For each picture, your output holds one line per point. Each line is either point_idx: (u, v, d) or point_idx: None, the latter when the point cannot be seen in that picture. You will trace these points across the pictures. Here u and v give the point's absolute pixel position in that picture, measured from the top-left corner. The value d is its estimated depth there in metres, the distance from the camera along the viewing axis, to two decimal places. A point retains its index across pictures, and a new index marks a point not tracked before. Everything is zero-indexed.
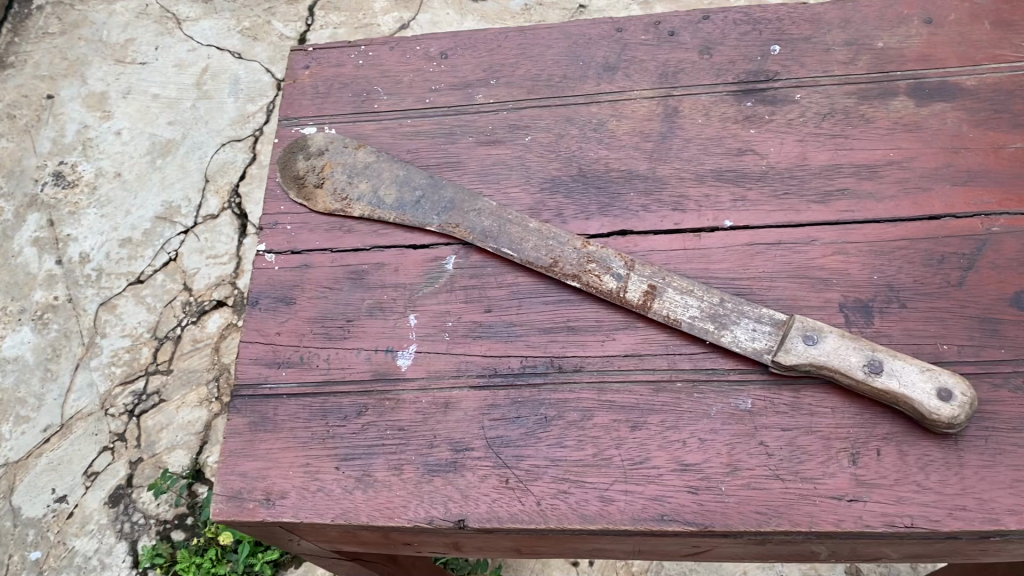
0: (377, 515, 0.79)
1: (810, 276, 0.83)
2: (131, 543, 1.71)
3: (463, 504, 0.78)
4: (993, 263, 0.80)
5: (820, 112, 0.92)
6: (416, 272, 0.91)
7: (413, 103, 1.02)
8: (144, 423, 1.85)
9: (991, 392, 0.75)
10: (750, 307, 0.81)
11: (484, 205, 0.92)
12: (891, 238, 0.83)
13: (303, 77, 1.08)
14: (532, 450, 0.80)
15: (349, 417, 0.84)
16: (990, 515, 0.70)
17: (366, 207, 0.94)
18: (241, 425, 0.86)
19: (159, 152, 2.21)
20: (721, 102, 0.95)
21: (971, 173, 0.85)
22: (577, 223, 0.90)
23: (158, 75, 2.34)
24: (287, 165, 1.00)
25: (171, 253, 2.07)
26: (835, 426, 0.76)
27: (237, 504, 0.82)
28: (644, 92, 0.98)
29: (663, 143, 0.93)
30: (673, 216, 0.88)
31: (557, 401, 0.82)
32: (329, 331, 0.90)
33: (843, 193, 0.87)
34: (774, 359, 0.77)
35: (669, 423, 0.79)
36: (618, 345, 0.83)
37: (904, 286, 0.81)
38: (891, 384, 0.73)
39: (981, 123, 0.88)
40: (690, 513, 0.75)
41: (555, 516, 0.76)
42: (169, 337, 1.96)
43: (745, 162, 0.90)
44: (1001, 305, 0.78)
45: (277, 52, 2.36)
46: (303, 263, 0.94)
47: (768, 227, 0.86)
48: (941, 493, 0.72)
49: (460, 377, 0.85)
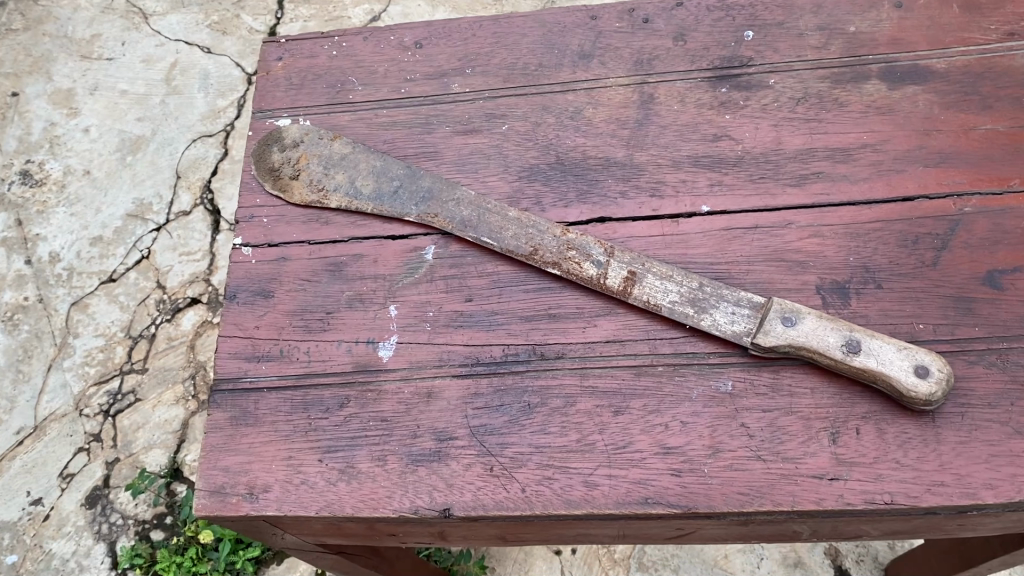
0: (362, 506, 0.79)
1: (788, 259, 0.84)
2: (110, 544, 1.69)
3: (448, 493, 0.79)
4: (966, 242, 0.82)
5: (794, 96, 0.93)
6: (395, 263, 0.91)
7: (388, 93, 1.02)
8: (120, 423, 1.83)
9: (966, 369, 0.76)
10: (729, 291, 0.81)
11: (462, 194, 0.92)
12: (866, 220, 0.84)
13: (277, 69, 1.07)
14: (516, 438, 0.80)
15: (331, 409, 0.84)
16: (967, 490, 0.72)
17: (343, 198, 0.93)
18: (222, 420, 0.85)
19: (129, 149, 2.19)
20: (697, 88, 0.96)
21: (943, 154, 0.86)
22: (556, 210, 0.90)
23: (126, 71, 2.31)
24: (262, 157, 0.99)
25: (143, 251, 2.04)
26: (815, 406, 0.77)
27: (219, 500, 0.81)
28: (619, 79, 0.98)
29: (639, 130, 0.94)
30: (651, 202, 0.89)
31: (539, 388, 0.82)
32: (309, 324, 0.89)
33: (818, 176, 0.87)
34: (754, 342, 0.78)
35: (651, 407, 0.80)
36: (599, 331, 0.84)
37: (880, 267, 0.82)
38: (868, 364, 0.74)
39: (952, 105, 0.89)
40: (673, 496, 0.75)
41: (540, 502, 0.77)
42: (143, 336, 1.94)
43: (721, 147, 0.91)
44: (974, 283, 0.80)
45: (246, 46, 2.34)
46: (280, 255, 0.94)
47: (745, 211, 0.87)
48: (919, 470, 0.73)
49: (443, 367, 0.85)
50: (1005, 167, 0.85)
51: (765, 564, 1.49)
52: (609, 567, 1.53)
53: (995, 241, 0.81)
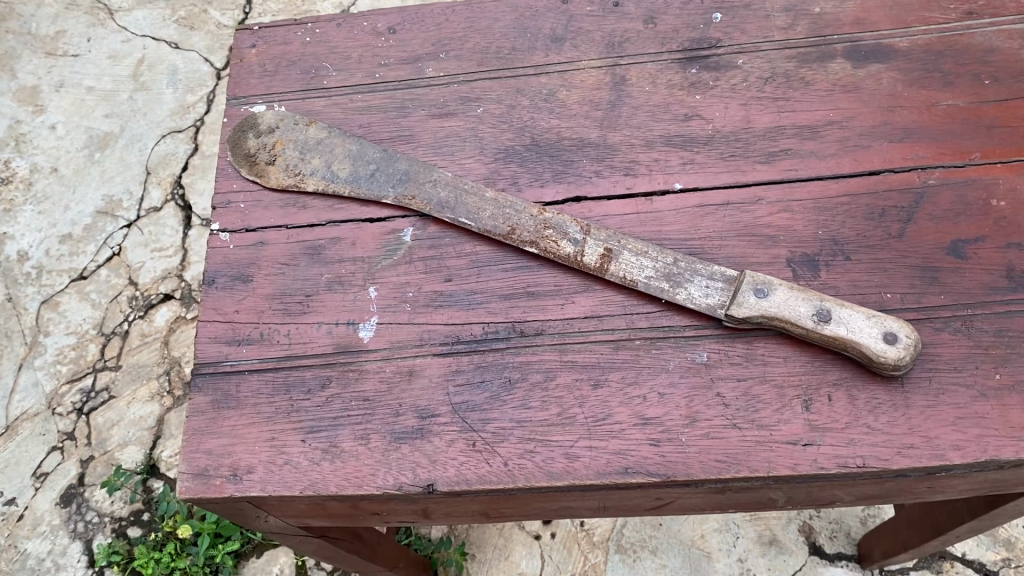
0: (346, 484, 0.80)
1: (759, 234, 0.86)
2: (87, 542, 1.68)
3: (432, 469, 0.80)
4: (930, 214, 0.84)
5: (762, 76, 0.95)
6: (374, 245, 0.92)
7: (363, 78, 1.02)
8: (94, 421, 1.82)
9: (932, 336, 0.78)
10: (703, 265, 0.83)
11: (439, 176, 0.93)
12: (834, 194, 0.87)
13: (250, 56, 1.07)
14: (498, 413, 0.81)
15: (313, 390, 0.85)
16: (936, 452, 0.74)
17: (320, 182, 0.94)
18: (203, 403, 0.86)
19: (97, 146, 2.17)
20: (667, 69, 0.97)
21: (907, 129, 0.89)
22: (532, 190, 0.91)
23: (92, 67, 2.29)
24: (237, 144, 0.99)
25: (114, 248, 2.03)
26: (788, 374, 0.79)
27: (203, 482, 0.82)
28: (592, 61, 0.99)
29: (612, 111, 0.95)
30: (625, 180, 0.91)
31: (519, 364, 0.84)
32: (288, 307, 0.90)
33: (787, 152, 0.90)
34: (728, 314, 0.80)
35: (629, 380, 0.81)
36: (578, 308, 0.85)
37: (848, 239, 0.84)
38: (839, 331, 0.77)
39: (915, 82, 0.92)
40: (652, 465, 0.77)
41: (523, 475, 0.78)
42: (116, 333, 1.92)
43: (692, 127, 0.93)
44: (939, 253, 0.82)
45: (215, 41, 2.33)
46: (258, 240, 0.94)
47: (717, 188, 0.89)
48: (889, 434, 0.76)
49: (423, 346, 0.86)
50: (966, 141, 0.87)
51: (740, 542, 1.52)
52: (588, 550, 1.55)
53: (958, 212, 0.84)
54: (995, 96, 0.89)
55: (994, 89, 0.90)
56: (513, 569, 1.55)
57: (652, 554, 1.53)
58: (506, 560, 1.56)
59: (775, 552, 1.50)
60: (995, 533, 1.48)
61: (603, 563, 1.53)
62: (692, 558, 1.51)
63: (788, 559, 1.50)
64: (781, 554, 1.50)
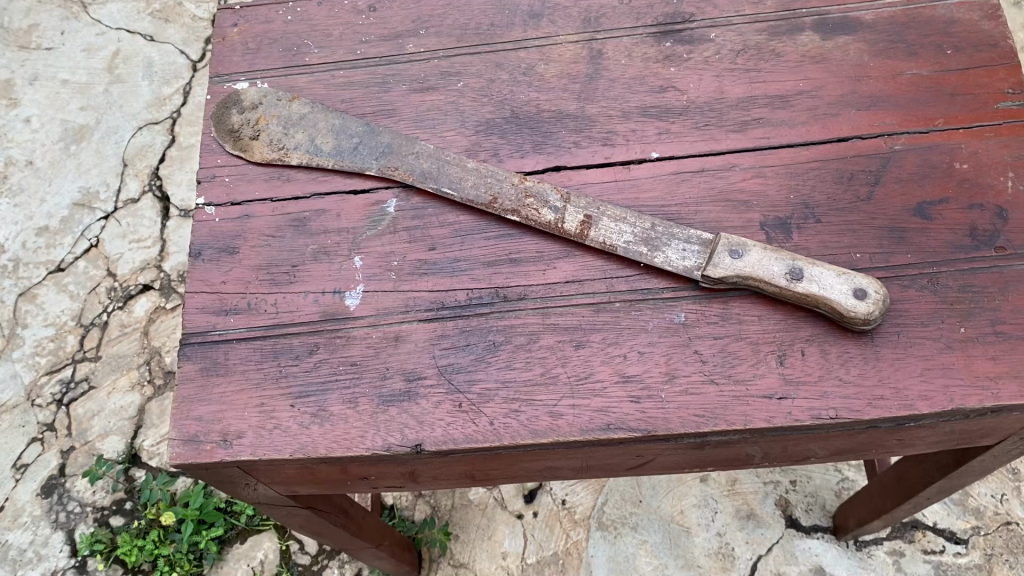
0: (335, 446, 0.81)
1: (733, 199, 0.88)
2: (69, 532, 1.67)
3: (419, 430, 0.81)
4: (896, 178, 0.87)
5: (734, 48, 0.98)
6: (358, 216, 0.94)
7: (344, 55, 1.04)
8: (74, 412, 1.81)
9: (900, 293, 0.81)
10: (680, 229, 0.86)
11: (421, 148, 0.95)
12: (805, 160, 0.90)
13: (232, 34, 1.09)
14: (483, 374, 0.84)
15: (300, 356, 0.86)
16: (905, 402, 0.77)
17: (303, 156, 0.96)
18: (192, 371, 0.87)
19: (72, 138, 2.16)
20: (643, 43, 1.00)
21: (874, 98, 0.92)
22: (513, 161, 0.94)
23: (66, 59, 2.28)
24: (221, 120, 1.01)
25: (92, 239, 2.02)
26: (763, 332, 0.82)
27: (193, 448, 0.83)
28: (569, 36, 1.02)
29: (590, 83, 0.98)
30: (603, 150, 0.93)
31: (503, 327, 0.86)
32: (275, 277, 0.91)
33: (759, 121, 0.93)
34: (704, 274, 0.83)
35: (610, 340, 0.84)
36: (559, 273, 0.88)
37: (819, 203, 0.87)
38: (811, 289, 0.80)
39: (881, 53, 0.95)
40: (634, 421, 0.79)
41: (508, 433, 0.80)
42: (95, 324, 1.92)
43: (667, 98, 0.96)
44: (905, 215, 0.85)
45: (190, 34, 2.33)
46: (243, 213, 0.95)
47: (692, 156, 0.92)
48: (861, 386, 0.78)
49: (409, 312, 0.88)
50: (930, 107, 0.91)
51: (718, 517, 1.55)
52: (570, 527, 1.57)
53: (924, 176, 0.87)
54: (956, 65, 0.93)
55: (956, 59, 0.93)
56: (496, 548, 1.57)
57: (633, 530, 1.55)
58: (490, 540, 1.58)
59: (752, 526, 1.53)
60: (964, 503, 1.52)
61: (585, 540, 1.55)
62: (672, 534, 1.53)
63: (765, 532, 1.52)
64: (759, 528, 1.53)
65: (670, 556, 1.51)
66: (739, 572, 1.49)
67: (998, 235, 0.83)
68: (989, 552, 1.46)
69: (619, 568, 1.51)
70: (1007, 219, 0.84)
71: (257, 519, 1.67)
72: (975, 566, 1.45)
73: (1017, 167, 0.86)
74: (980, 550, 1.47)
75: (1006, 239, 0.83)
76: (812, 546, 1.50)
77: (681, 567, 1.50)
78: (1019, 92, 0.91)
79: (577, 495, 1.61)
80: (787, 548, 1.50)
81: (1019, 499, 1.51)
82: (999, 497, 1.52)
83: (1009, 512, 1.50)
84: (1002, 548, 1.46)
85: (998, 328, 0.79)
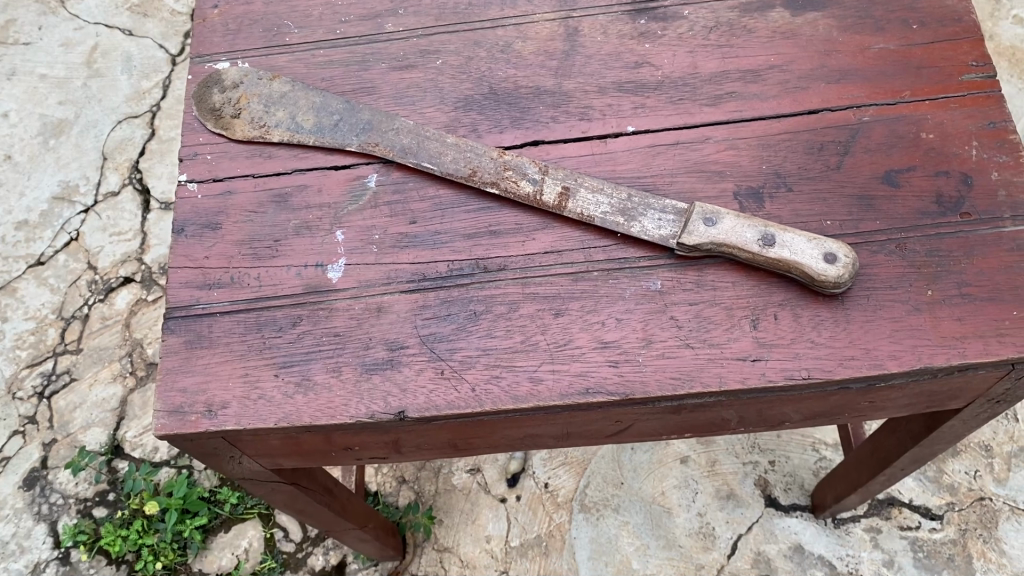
0: (319, 414, 0.82)
1: (706, 170, 0.91)
2: (51, 524, 1.67)
3: (402, 397, 0.82)
4: (865, 148, 0.90)
5: (707, 25, 1.01)
6: (340, 191, 0.95)
7: (324, 34, 1.06)
8: (56, 404, 1.81)
9: (870, 258, 0.84)
10: (655, 200, 0.88)
11: (401, 124, 0.96)
12: (776, 132, 0.92)
13: (213, 15, 1.10)
14: (464, 342, 0.85)
15: (284, 328, 0.87)
16: (875, 362, 0.79)
17: (284, 133, 0.97)
18: (175, 344, 0.88)
19: (51, 132, 2.16)
20: (618, 21, 1.03)
21: (842, 72, 0.95)
22: (492, 136, 0.96)
23: (45, 54, 2.27)
24: (202, 99, 1.02)
25: (72, 233, 2.02)
26: (737, 297, 0.84)
27: (178, 419, 0.83)
28: (546, 14, 1.04)
29: (566, 60, 1.00)
30: (580, 124, 0.95)
31: (484, 297, 0.87)
32: (258, 252, 0.92)
33: (731, 95, 0.95)
34: (679, 242, 0.85)
35: (588, 308, 0.85)
36: (538, 244, 0.89)
37: (790, 173, 0.90)
38: (783, 254, 0.82)
39: (849, 28, 0.98)
40: (612, 385, 0.81)
41: (489, 399, 0.81)
42: (76, 317, 1.91)
43: (641, 74, 0.98)
44: (874, 183, 0.88)
45: (169, 28, 2.33)
46: (226, 190, 0.97)
47: (666, 129, 0.94)
48: (832, 347, 0.80)
49: (391, 284, 0.89)
50: (897, 80, 0.93)
51: (699, 497, 1.56)
52: (553, 510, 1.59)
53: (892, 146, 0.90)
54: (921, 39, 0.96)
55: (922, 33, 0.96)
56: (480, 531, 1.58)
57: (615, 511, 1.56)
58: (473, 524, 1.59)
59: (732, 506, 1.55)
60: (939, 480, 1.54)
61: (567, 523, 1.56)
62: (653, 514, 1.55)
63: (745, 512, 1.54)
64: (738, 508, 1.55)
65: (652, 536, 1.53)
66: (719, 551, 1.51)
67: (963, 201, 0.85)
68: (963, 527, 1.49)
69: (601, 549, 1.52)
70: (971, 185, 0.86)
71: (241, 507, 1.67)
72: (950, 541, 1.48)
73: (980, 136, 0.89)
74: (954, 526, 1.49)
75: (971, 204, 0.85)
76: (790, 524, 1.53)
77: (662, 547, 1.52)
78: (981, 64, 0.94)
79: (560, 478, 1.62)
80: (766, 526, 1.53)
81: (991, 475, 1.54)
82: (973, 474, 1.54)
83: (982, 488, 1.53)
84: (976, 523, 1.49)
85: (964, 289, 0.81)
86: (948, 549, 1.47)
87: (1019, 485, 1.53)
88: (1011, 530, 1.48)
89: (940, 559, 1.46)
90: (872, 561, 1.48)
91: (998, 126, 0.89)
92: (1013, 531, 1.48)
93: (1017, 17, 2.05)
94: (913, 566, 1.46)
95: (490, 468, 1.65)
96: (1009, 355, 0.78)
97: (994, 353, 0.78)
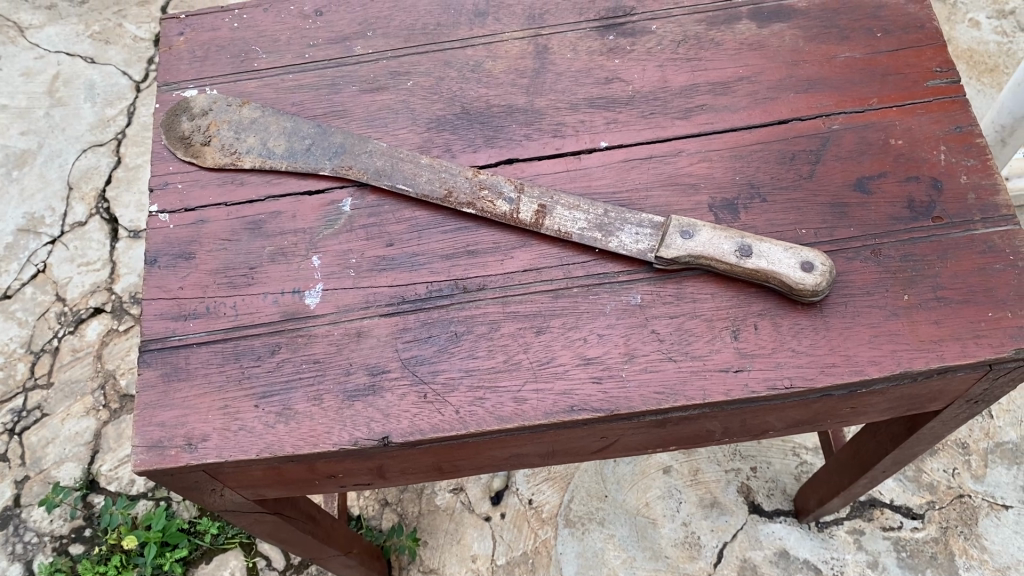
0: (302, 444, 0.81)
1: (680, 183, 0.91)
2: (27, 563, 1.63)
3: (385, 423, 0.81)
4: (835, 156, 0.91)
5: (675, 39, 1.02)
6: (314, 216, 0.94)
7: (292, 59, 1.06)
8: (28, 440, 1.77)
9: (847, 264, 0.84)
10: (632, 215, 0.88)
11: (374, 146, 0.96)
12: (748, 143, 0.93)
13: (179, 43, 1.10)
14: (446, 364, 0.84)
15: (262, 357, 0.86)
16: (855, 368, 0.79)
17: (256, 159, 0.96)
18: (152, 378, 0.86)
19: (14, 164, 2.13)
20: (586, 37, 1.03)
21: (810, 81, 0.96)
22: (466, 156, 0.96)
23: (5, 84, 2.25)
24: (171, 126, 1.01)
25: (39, 265, 1.99)
26: (716, 308, 0.84)
27: (157, 453, 0.82)
28: (515, 32, 1.05)
29: (537, 78, 1.01)
30: (553, 142, 0.96)
31: (464, 318, 0.87)
32: (233, 280, 0.91)
33: (702, 108, 0.96)
34: (658, 256, 0.85)
35: (570, 325, 0.85)
36: (517, 263, 0.89)
37: (764, 182, 0.90)
38: (760, 264, 0.82)
39: (815, 38, 0.99)
40: (597, 401, 0.80)
41: (474, 420, 0.81)
42: (46, 350, 1.88)
43: (612, 89, 0.99)
44: (846, 190, 0.89)
45: (133, 54, 2.30)
46: (198, 219, 0.96)
47: (639, 144, 0.95)
48: (814, 355, 0.81)
49: (370, 308, 0.88)
50: (863, 88, 0.95)
51: (683, 507, 1.56)
52: (537, 526, 1.58)
53: (863, 153, 0.91)
54: (886, 47, 0.97)
55: (886, 41, 0.98)
56: (465, 551, 1.57)
57: (600, 525, 1.56)
58: (458, 544, 1.58)
59: (717, 514, 1.55)
60: (919, 479, 1.56)
61: (553, 538, 1.56)
62: (639, 526, 1.55)
63: (729, 519, 1.54)
64: (723, 515, 1.55)
65: (638, 548, 1.53)
66: (705, 560, 1.51)
67: (934, 206, 0.86)
68: (944, 524, 1.50)
69: (588, 563, 1.52)
70: (941, 190, 0.87)
71: (221, 538, 1.64)
72: (932, 539, 1.49)
73: (948, 141, 0.90)
74: (935, 524, 1.51)
75: (941, 208, 0.86)
76: (775, 530, 1.53)
77: (648, 559, 1.51)
78: (945, 70, 0.95)
79: (544, 494, 1.61)
80: (751, 533, 1.53)
81: (969, 472, 1.56)
82: (951, 472, 1.56)
83: (960, 485, 1.54)
84: (956, 520, 1.50)
85: (939, 293, 0.82)
86: (930, 548, 1.49)
87: (996, 481, 1.54)
88: (991, 526, 1.49)
89: (923, 558, 1.48)
90: (856, 563, 1.48)
91: (964, 130, 0.91)
92: (992, 526, 1.49)
93: (973, 20, 2.09)
94: (897, 565, 1.47)
95: (473, 486, 1.64)
96: (986, 355, 0.78)
97: (972, 355, 0.78)
